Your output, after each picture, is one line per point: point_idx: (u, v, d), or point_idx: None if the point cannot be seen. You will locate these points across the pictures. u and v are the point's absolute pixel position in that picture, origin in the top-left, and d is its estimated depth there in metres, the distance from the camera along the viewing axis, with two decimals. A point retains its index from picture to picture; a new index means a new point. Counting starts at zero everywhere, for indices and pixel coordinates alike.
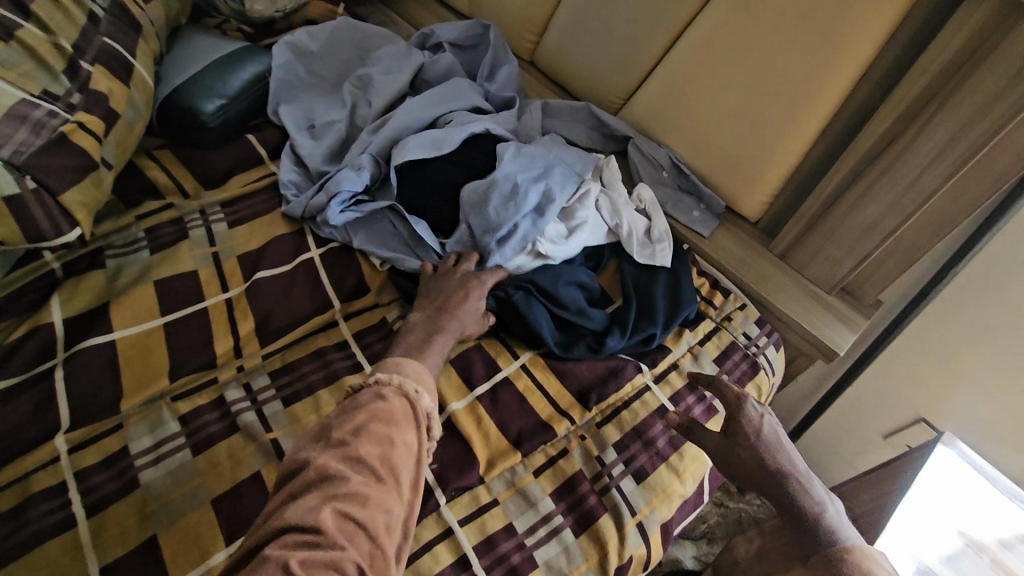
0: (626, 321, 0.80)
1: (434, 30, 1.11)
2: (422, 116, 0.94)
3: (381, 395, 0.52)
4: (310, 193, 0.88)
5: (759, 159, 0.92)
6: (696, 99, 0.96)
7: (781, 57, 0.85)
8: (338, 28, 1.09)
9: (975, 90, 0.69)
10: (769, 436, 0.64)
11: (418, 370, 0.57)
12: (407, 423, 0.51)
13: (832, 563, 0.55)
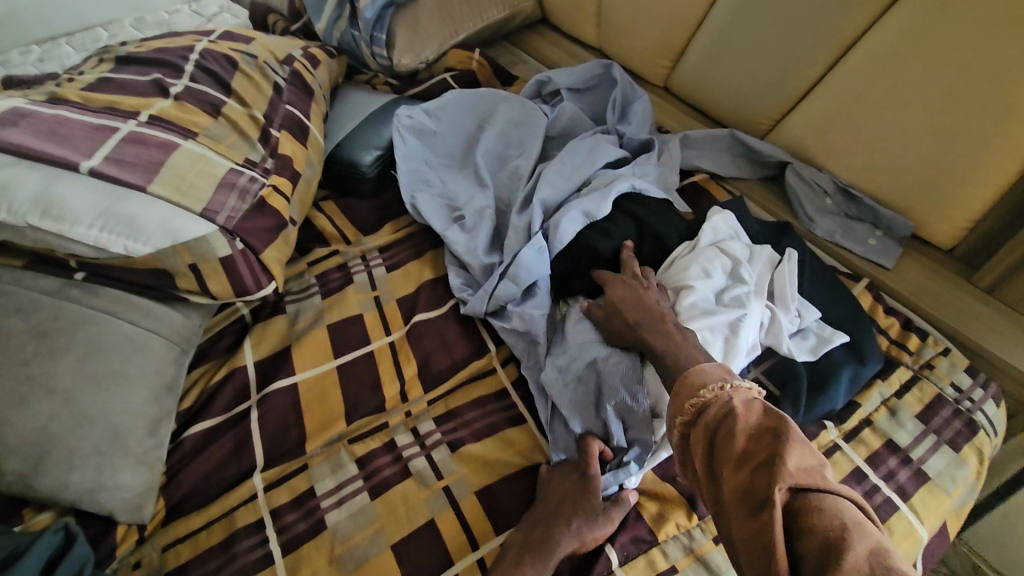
0: (799, 398, 0.69)
1: (552, 76, 1.08)
2: (574, 179, 0.89)
3: None
4: (488, 286, 0.81)
5: (954, 184, 0.80)
6: (869, 122, 0.86)
7: (979, 71, 0.73)
8: (450, 100, 1.04)
9: None
10: (642, 296, 0.71)
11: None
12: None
13: (678, 388, 0.52)
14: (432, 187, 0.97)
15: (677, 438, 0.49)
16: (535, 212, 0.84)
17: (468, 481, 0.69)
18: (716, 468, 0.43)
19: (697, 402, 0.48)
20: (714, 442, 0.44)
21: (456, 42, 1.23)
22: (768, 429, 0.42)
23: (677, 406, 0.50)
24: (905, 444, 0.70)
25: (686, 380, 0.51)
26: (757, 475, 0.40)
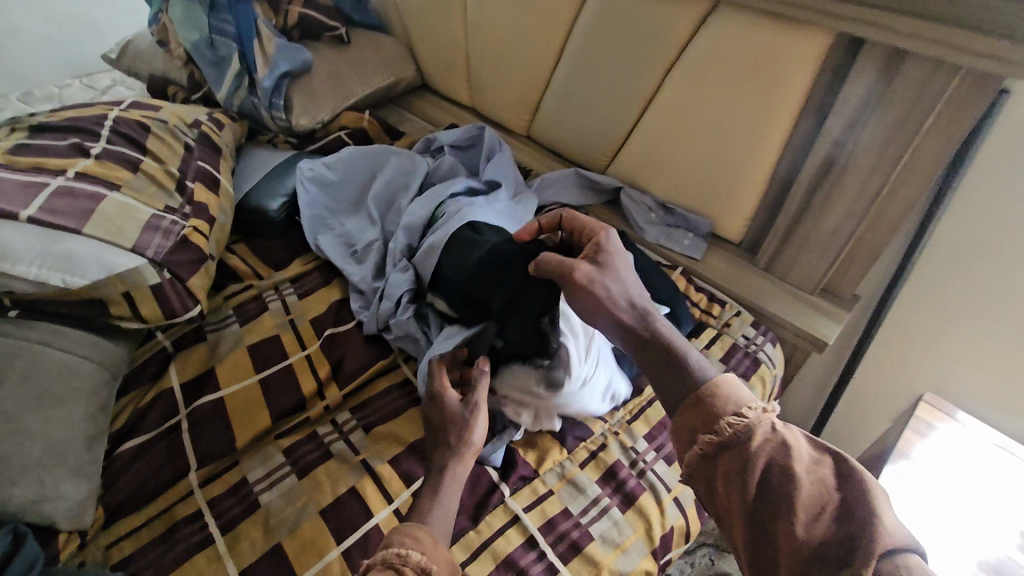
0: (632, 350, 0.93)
1: (436, 136, 1.29)
2: (430, 205, 1.08)
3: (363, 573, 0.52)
4: (376, 305, 0.98)
5: (731, 191, 1.10)
6: (672, 152, 1.15)
7: (730, 110, 1.03)
8: (347, 154, 1.20)
9: (882, 118, 0.88)
10: (631, 287, 0.67)
11: (410, 535, 0.57)
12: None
13: (700, 402, 0.53)
14: (332, 230, 1.13)
15: (702, 453, 0.51)
16: (400, 238, 1.05)
17: (383, 453, 0.83)
18: (769, 498, 0.46)
19: (736, 425, 0.50)
20: (760, 472, 0.48)
21: (348, 105, 1.43)
22: (822, 468, 0.47)
23: (706, 422, 0.52)
24: None
25: (711, 396, 0.53)
26: (822, 519, 0.44)
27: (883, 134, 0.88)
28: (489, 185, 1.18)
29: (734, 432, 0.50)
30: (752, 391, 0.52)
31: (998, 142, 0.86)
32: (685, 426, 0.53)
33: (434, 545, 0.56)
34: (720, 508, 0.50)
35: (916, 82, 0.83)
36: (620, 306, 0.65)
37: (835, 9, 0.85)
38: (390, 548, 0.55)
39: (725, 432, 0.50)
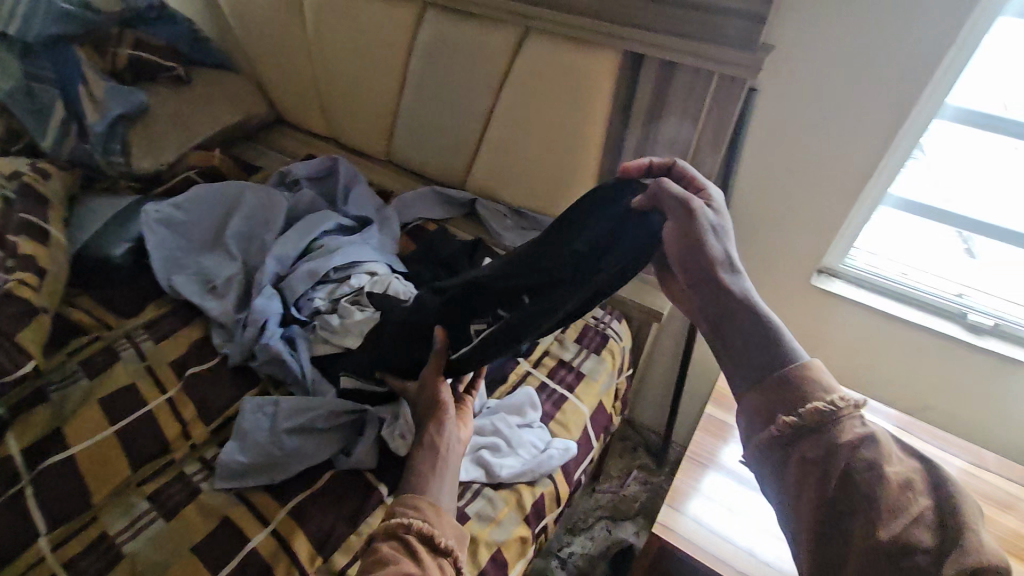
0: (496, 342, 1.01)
1: (291, 168, 1.31)
2: (300, 238, 1.11)
3: (373, 548, 0.59)
4: (242, 335, 0.98)
5: (568, 191, 1.23)
6: (514, 161, 1.27)
7: (554, 120, 1.17)
8: (199, 191, 1.17)
9: (669, 117, 1.05)
10: (726, 256, 0.60)
11: (411, 500, 0.63)
12: (397, 560, 0.57)
13: (788, 381, 0.52)
14: (187, 270, 1.11)
15: (777, 435, 0.51)
16: (269, 266, 1.06)
17: None
18: (847, 490, 0.46)
19: (822, 411, 0.49)
20: (844, 462, 0.47)
21: (195, 143, 1.40)
22: (908, 466, 0.46)
23: (793, 403, 0.51)
24: (570, 358, 1.06)
25: (798, 381, 0.52)
26: (907, 523, 0.42)
27: (673, 132, 1.06)
28: (360, 221, 1.23)
29: (818, 419, 0.50)
30: (843, 383, 0.51)
31: (757, 132, 1.07)
32: (764, 404, 0.53)
33: (433, 509, 0.62)
34: (790, 492, 0.50)
35: (686, 87, 1.00)
36: (718, 259, 0.60)
37: (618, 30, 1.01)
38: (396, 514, 0.61)
39: (810, 415, 0.49)
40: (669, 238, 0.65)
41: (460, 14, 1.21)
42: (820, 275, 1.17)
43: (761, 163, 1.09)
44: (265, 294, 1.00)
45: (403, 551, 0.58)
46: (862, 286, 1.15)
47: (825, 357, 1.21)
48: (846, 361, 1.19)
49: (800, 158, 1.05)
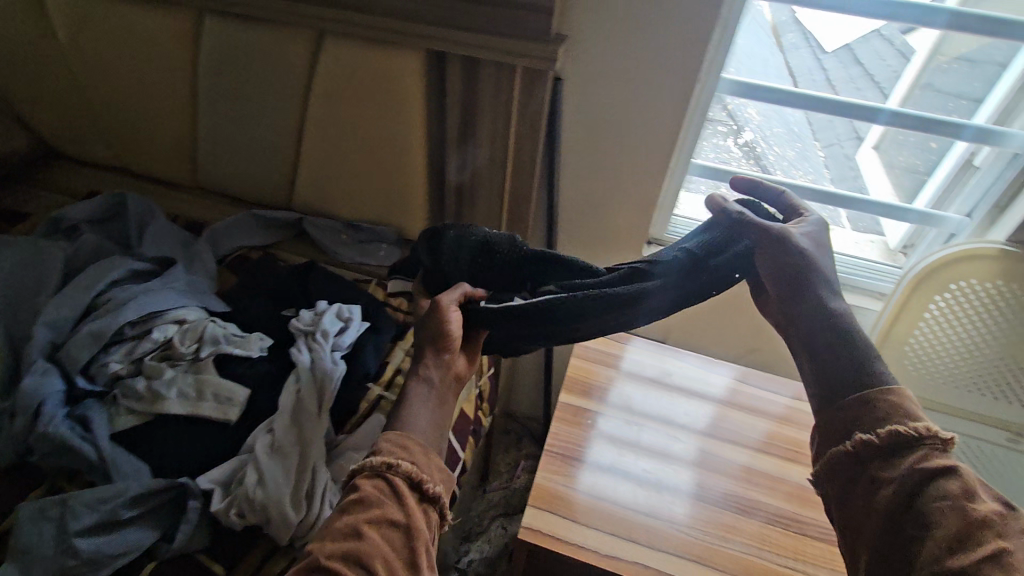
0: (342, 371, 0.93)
1: (63, 212, 1.09)
2: (81, 294, 0.93)
3: (353, 488, 0.56)
4: (8, 426, 0.80)
5: (401, 197, 1.19)
6: (338, 171, 1.19)
7: (371, 125, 1.11)
8: None
9: (483, 112, 1.03)
10: (824, 274, 0.64)
11: (396, 438, 0.59)
12: (378, 503, 0.54)
13: (868, 400, 0.57)
14: None
15: (852, 451, 0.56)
16: (40, 334, 0.88)
17: None
18: (920, 507, 0.52)
19: (904, 436, 0.55)
20: (919, 485, 0.53)
21: None
22: (975, 492, 0.52)
23: (873, 423, 0.56)
24: (424, 372, 1.00)
25: (885, 403, 0.57)
26: (972, 539, 0.49)
27: (490, 126, 1.05)
28: (160, 262, 1.06)
29: (898, 441, 0.55)
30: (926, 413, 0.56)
31: (570, 120, 1.08)
32: (844, 421, 0.58)
33: (420, 451, 0.59)
34: (858, 506, 0.56)
35: (492, 79, 0.99)
36: (820, 282, 0.63)
37: (415, 28, 0.97)
38: (382, 452, 0.58)
39: (887, 439, 0.55)
40: (761, 263, 0.66)
41: (243, 19, 1.09)
42: (652, 246, 1.25)
43: (579, 150, 1.12)
44: (35, 370, 0.83)
45: (385, 492, 0.56)
46: None
47: (668, 322, 1.29)
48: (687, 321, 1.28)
49: (614, 142, 1.09)
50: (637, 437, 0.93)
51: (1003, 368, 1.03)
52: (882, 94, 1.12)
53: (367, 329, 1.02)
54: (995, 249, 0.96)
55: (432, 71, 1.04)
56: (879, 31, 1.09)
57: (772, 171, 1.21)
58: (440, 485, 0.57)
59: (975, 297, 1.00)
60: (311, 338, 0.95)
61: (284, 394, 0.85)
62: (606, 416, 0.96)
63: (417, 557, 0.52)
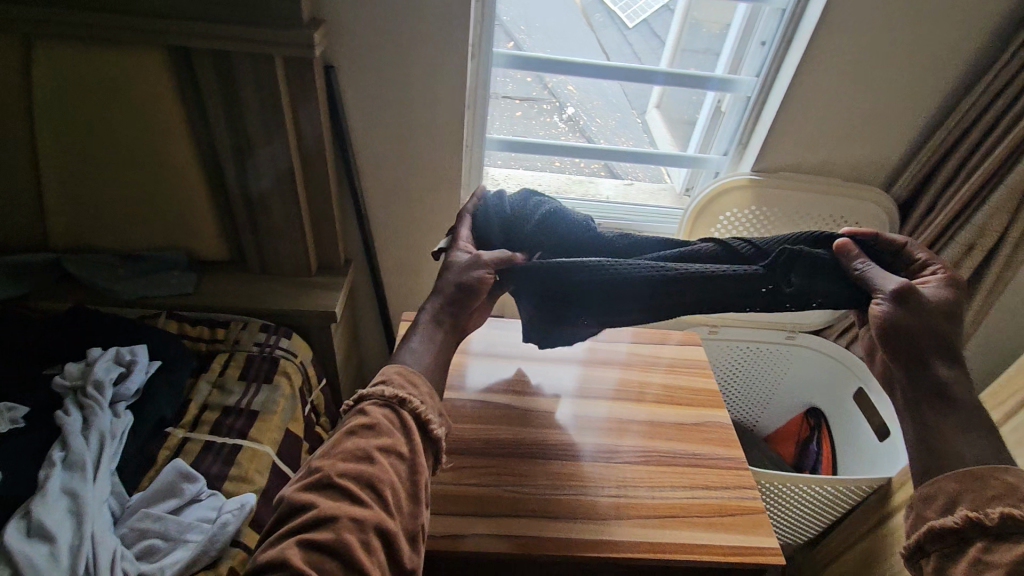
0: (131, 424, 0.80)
1: None
2: None
3: (363, 411, 0.59)
4: None
5: (181, 213, 1.06)
6: (93, 196, 1.02)
7: (121, 136, 0.97)
8: None
9: (249, 109, 0.94)
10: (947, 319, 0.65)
11: (404, 375, 0.63)
12: (390, 431, 0.58)
13: (981, 476, 0.54)
14: None
15: (956, 524, 0.53)
16: None
17: None
18: None
19: (1019, 520, 0.50)
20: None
21: None
22: None
23: (982, 500, 0.53)
24: (236, 400, 0.91)
25: (997, 484, 0.53)
26: None
27: (264, 125, 0.96)
28: None
29: (1008, 527, 0.50)
30: None
31: (353, 111, 1.04)
32: (951, 493, 0.55)
33: (427, 391, 0.63)
34: None
35: (250, 72, 0.90)
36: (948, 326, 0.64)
37: (143, 23, 0.84)
38: (393, 385, 0.62)
39: (993, 519, 0.51)
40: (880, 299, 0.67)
41: None
42: None
43: (370, 140, 1.08)
44: None
45: (394, 423, 0.59)
46: None
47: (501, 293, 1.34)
48: None
49: (405, 128, 1.07)
50: (486, 403, 0.90)
51: None
52: (658, 39, 1.19)
53: (158, 369, 0.89)
54: (745, 179, 1.10)
55: (177, 70, 0.91)
56: (668, 5, 1.15)
57: (596, 140, 1.30)
58: (442, 429, 0.62)
59: (742, 225, 1.14)
60: (81, 394, 0.81)
61: (49, 464, 0.71)
62: (458, 398, 0.91)
63: (417, 486, 0.57)
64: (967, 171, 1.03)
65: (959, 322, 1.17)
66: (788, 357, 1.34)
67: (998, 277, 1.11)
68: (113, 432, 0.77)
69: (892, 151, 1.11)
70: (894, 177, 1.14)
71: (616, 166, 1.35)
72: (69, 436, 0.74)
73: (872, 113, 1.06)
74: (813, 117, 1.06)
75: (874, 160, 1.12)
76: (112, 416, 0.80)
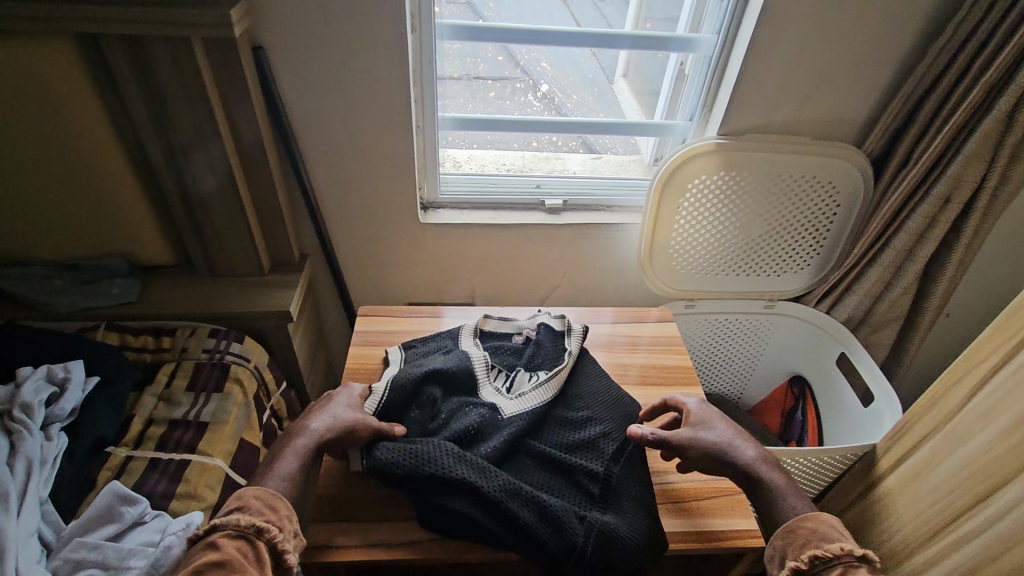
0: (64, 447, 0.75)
1: None
2: None
3: (212, 545, 0.55)
4: None
5: (114, 219, 0.99)
6: (14, 205, 0.95)
7: (35, 137, 0.89)
8: None
9: (172, 98, 0.87)
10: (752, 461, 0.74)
11: (264, 500, 0.61)
12: (241, 565, 0.54)
13: (794, 531, 0.64)
14: None
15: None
16: None
17: None
18: None
19: (822, 559, 0.59)
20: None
21: None
22: None
23: (797, 549, 0.62)
24: (183, 413, 0.86)
25: (803, 531, 0.63)
26: None
27: (192, 116, 0.89)
28: None
29: (817, 565, 0.59)
30: (845, 534, 0.62)
31: (290, 96, 0.98)
32: (777, 552, 0.63)
33: (288, 515, 0.61)
34: None
35: (169, 60, 0.84)
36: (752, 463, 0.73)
37: (42, 9, 0.77)
38: (249, 512, 0.59)
39: (801, 564, 0.60)
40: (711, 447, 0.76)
41: None
42: (428, 212, 1.21)
43: (313, 126, 1.02)
44: None
45: (247, 556, 0.55)
46: (463, 208, 1.23)
47: (469, 280, 1.29)
48: (487, 275, 1.28)
49: (348, 111, 1.01)
50: None
51: (746, 249, 1.17)
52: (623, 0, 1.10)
53: (96, 385, 0.83)
54: (712, 144, 1.04)
55: (87, 61, 0.84)
56: None
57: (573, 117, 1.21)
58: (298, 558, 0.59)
59: (711, 191, 1.09)
60: (8, 418, 0.75)
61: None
62: None
63: None
64: (940, 120, 0.98)
65: (938, 280, 1.14)
66: (768, 327, 1.30)
67: (976, 229, 1.08)
68: (45, 458, 0.72)
69: (862, 106, 1.06)
70: (865, 133, 1.10)
71: (591, 139, 1.27)
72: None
73: (839, 66, 1.01)
74: (778, 72, 1.01)
75: (844, 116, 1.07)
76: (43, 439, 0.74)
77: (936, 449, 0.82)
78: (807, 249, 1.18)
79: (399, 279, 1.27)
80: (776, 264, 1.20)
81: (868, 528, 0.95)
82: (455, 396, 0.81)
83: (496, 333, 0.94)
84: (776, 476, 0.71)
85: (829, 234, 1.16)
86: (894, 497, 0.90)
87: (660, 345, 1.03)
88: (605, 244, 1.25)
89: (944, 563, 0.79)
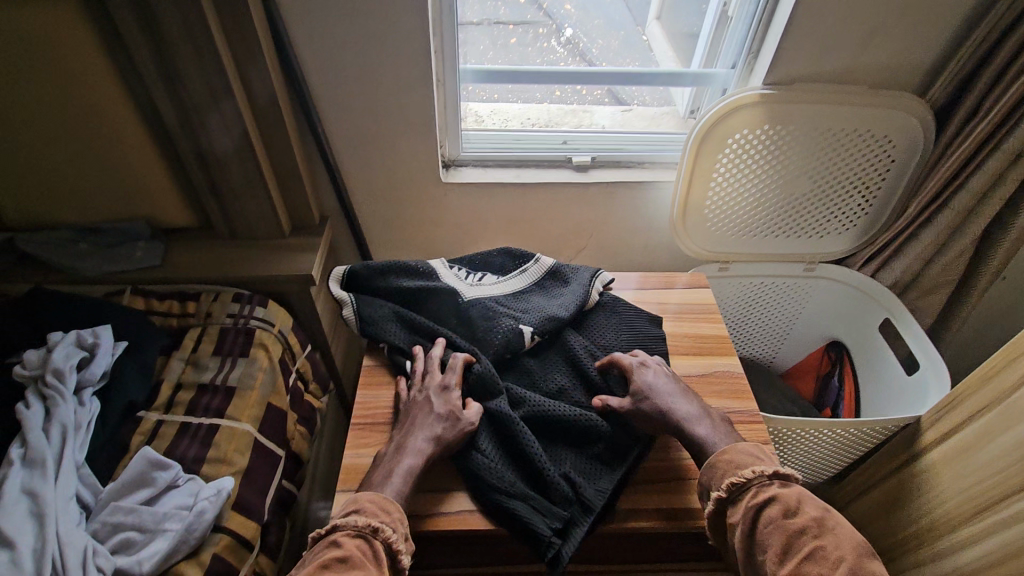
0: (94, 412, 0.76)
1: None
2: None
3: (333, 543, 0.58)
4: None
5: (133, 181, 0.97)
6: (34, 171, 0.93)
7: (45, 100, 0.86)
8: None
9: (183, 58, 0.83)
10: (686, 410, 0.73)
11: (378, 504, 0.62)
12: (362, 562, 0.56)
13: (712, 463, 0.66)
14: None
15: (712, 509, 0.64)
16: None
17: None
18: (763, 533, 0.58)
19: (738, 485, 0.62)
20: (758, 519, 0.59)
21: None
22: (803, 513, 0.58)
23: (719, 479, 0.64)
24: (210, 377, 0.86)
25: (721, 463, 0.65)
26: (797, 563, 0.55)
27: (204, 77, 0.85)
28: None
29: (736, 490, 0.62)
30: (758, 461, 0.64)
31: (304, 52, 0.93)
32: (705, 484, 0.66)
33: (399, 518, 0.62)
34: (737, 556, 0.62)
35: (177, 19, 0.79)
36: (686, 415, 0.72)
37: None
38: (366, 514, 0.61)
39: (725, 492, 0.62)
40: (666, 389, 0.76)
41: None
42: (449, 170, 1.16)
43: (329, 82, 0.97)
44: None
45: (366, 555, 0.57)
46: (487, 165, 1.17)
47: (492, 240, 1.25)
48: (512, 234, 1.24)
49: (367, 66, 0.95)
50: None
51: (783, 209, 1.11)
52: None
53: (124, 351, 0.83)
54: (757, 96, 0.95)
55: (93, 20, 0.80)
56: None
57: (600, 64, 1.13)
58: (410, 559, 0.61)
59: (755, 146, 1.01)
60: (41, 384, 0.76)
61: (8, 462, 0.69)
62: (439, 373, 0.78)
63: None
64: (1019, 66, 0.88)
65: (999, 242, 1.06)
66: (803, 291, 1.24)
67: None
68: (80, 424, 0.73)
69: (930, 51, 0.95)
70: (929, 81, 1.00)
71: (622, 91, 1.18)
72: (31, 433, 0.70)
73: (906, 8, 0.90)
74: (837, 15, 0.91)
75: (906, 64, 0.97)
76: (76, 405, 0.75)
77: (988, 425, 0.78)
78: (853, 209, 1.10)
79: (420, 239, 1.24)
80: (817, 226, 1.13)
81: (905, 499, 0.92)
82: (426, 284, 0.88)
83: (530, 271, 0.93)
84: (704, 429, 0.71)
85: (880, 193, 1.08)
86: (937, 469, 0.86)
87: (693, 312, 0.99)
88: (637, 203, 1.19)
89: (988, 540, 0.76)
